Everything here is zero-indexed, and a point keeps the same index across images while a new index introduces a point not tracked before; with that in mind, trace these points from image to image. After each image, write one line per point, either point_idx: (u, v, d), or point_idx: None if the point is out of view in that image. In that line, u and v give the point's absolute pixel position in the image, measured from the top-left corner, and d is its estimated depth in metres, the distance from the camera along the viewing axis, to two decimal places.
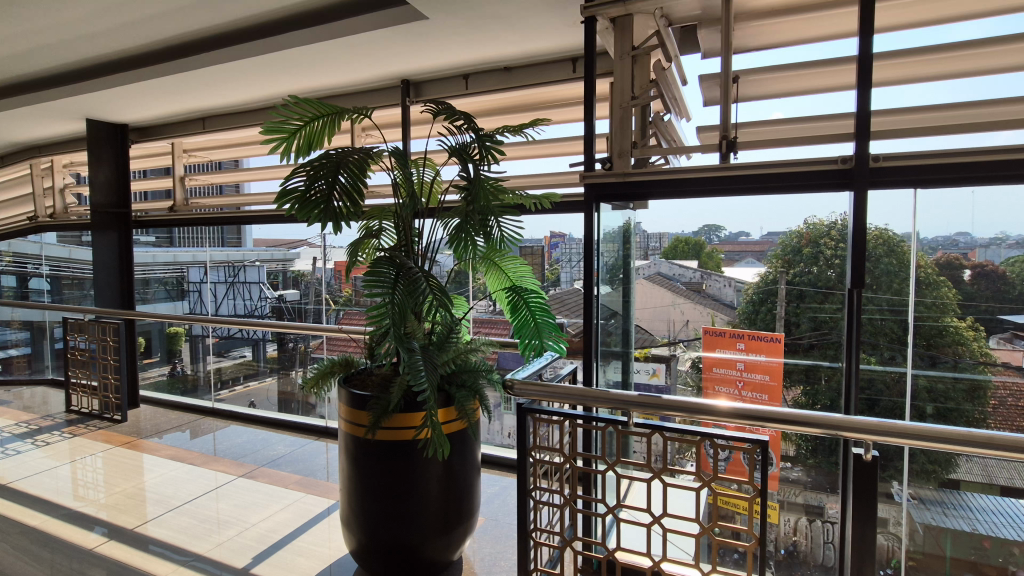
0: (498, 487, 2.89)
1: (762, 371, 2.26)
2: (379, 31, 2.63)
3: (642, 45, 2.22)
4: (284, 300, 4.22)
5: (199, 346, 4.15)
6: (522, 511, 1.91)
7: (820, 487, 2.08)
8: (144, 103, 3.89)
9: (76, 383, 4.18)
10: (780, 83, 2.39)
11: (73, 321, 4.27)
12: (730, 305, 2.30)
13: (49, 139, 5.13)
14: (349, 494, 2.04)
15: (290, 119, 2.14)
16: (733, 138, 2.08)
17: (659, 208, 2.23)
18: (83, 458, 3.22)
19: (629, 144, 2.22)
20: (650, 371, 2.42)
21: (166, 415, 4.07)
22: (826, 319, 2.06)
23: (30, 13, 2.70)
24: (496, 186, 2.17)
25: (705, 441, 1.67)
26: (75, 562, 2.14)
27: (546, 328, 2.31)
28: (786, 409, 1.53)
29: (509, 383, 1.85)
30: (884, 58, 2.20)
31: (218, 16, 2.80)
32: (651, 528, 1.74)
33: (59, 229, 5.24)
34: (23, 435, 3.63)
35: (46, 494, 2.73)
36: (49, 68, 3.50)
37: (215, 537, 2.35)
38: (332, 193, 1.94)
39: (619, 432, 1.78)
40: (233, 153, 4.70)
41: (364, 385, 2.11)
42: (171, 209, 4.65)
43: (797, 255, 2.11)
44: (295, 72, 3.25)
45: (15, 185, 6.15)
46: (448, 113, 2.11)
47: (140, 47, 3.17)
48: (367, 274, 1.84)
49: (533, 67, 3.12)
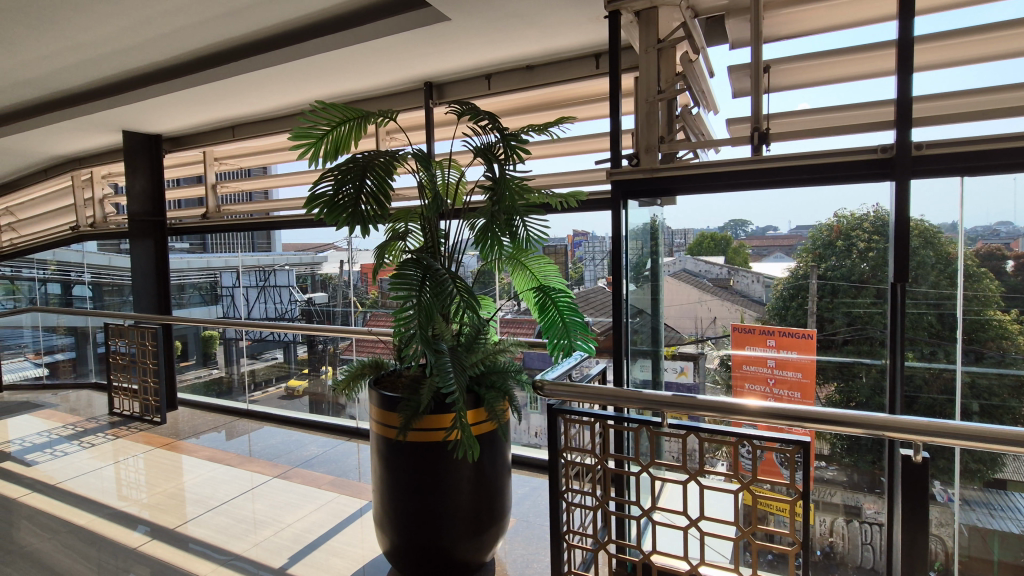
0: (529, 487, 2.88)
1: (795, 369, 2.21)
2: (402, 34, 2.64)
3: (668, 38, 2.19)
4: (313, 303, 4.34)
5: (233, 348, 4.37)
6: (555, 513, 1.88)
7: (858, 487, 2.01)
8: (176, 113, 4.01)
9: (118, 386, 4.32)
10: (813, 71, 2.29)
11: (114, 326, 4.43)
12: (758, 301, 2.24)
13: (89, 152, 5.31)
14: (381, 494, 2.06)
15: (317, 124, 2.17)
16: (765, 129, 2.02)
17: (688, 203, 2.22)
18: (126, 459, 3.33)
19: (656, 139, 2.18)
20: (678, 369, 2.40)
21: (203, 417, 4.18)
22: (861, 315, 2.01)
23: (68, 31, 2.80)
24: (521, 185, 2.12)
25: (741, 442, 1.62)
26: (120, 560, 2.22)
27: (575, 327, 2.26)
28: (819, 409, 1.47)
29: (539, 384, 1.83)
30: (924, 41, 2.10)
31: (246, 26, 2.86)
32: (688, 531, 1.69)
33: (100, 237, 5.54)
34: (71, 437, 3.76)
35: (92, 494, 2.83)
36: (89, 83, 3.64)
37: (252, 537, 2.40)
38: (359, 196, 1.96)
39: (652, 433, 1.73)
40: (261, 160, 4.82)
41: (394, 386, 2.13)
42: (204, 216, 4.71)
43: (829, 249, 2.07)
44: (320, 78, 3.30)
45: (59, 197, 6.42)
46: (472, 113, 2.10)
47: (172, 58, 3.26)
48: (394, 276, 1.85)
49: (556, 65, 3.09)
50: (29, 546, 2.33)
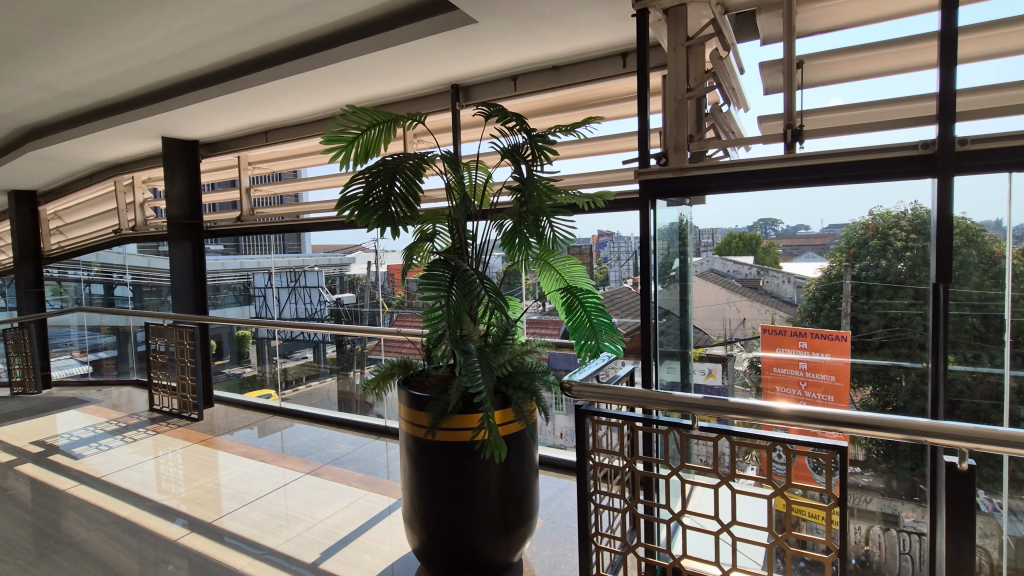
0: (556, 489, 2.87)
1: (828, 371, 2.13)
2: (428, 37, 2.67)
3: (697, 35, 2.16)
4: (341, 304, 4.41)
5: (266, 348, 4.38)
6: (583, 515, 1.87)
7: (895, 494, 1.95)
8: (211, 119, 4.13)
9: (157, 384, 4.48)
10: (850, 65, 2.22)
11: (153, 326, 4.60)
12: (790, 302, 2.17)
13: (131, 158, 5.52)
14: (410, 492, 2.08)
15: (348, 128, 2.21)
16: (799, 126, 1.97)
17: (717, 202, 2.18)
18: (165, 454, 3.45)
19: (685, 138, 2.16)
20: (706, 371, 2.37)
21: (237, 414, 4.31)
22: (897, 316, 1.96)
23: (112, 42, 2.93)
24: (549, 186, 2.13)
25: (775, 446, 1.57)
26: (161, 551, 2.30)
27: (603, 328, 2.24)
28: (856, 412, 1.42)
29: (567, 384, 1.82)
30: (976, 30, 1.99)
31: (278, 33, 2.94)
32: (719, 537, 1.65)
33: (141, 240, 5.76)
34: (114, 432, 3.92)
35: (134, 487, 2.94)
36: (130, 92, 3.79)
37: (286, 532, 2.45)
38: (389, 200, 1.99)
39: (682, 436, 1.69)
40: (292, 163, 4.89)
41: (422, 386, 2.15)
42: (239, 219, 4.89)
43: (864, 248, 2.02)
44: (349, 83, 3.36)
45: (103, 201, 6.71)
46: (500, 115, 2.10)
47: (208, 66, 3.37)
48: (423, 276, 1.87)
49: (582, 64, 3.08)
50: (77, 535, 2.44)
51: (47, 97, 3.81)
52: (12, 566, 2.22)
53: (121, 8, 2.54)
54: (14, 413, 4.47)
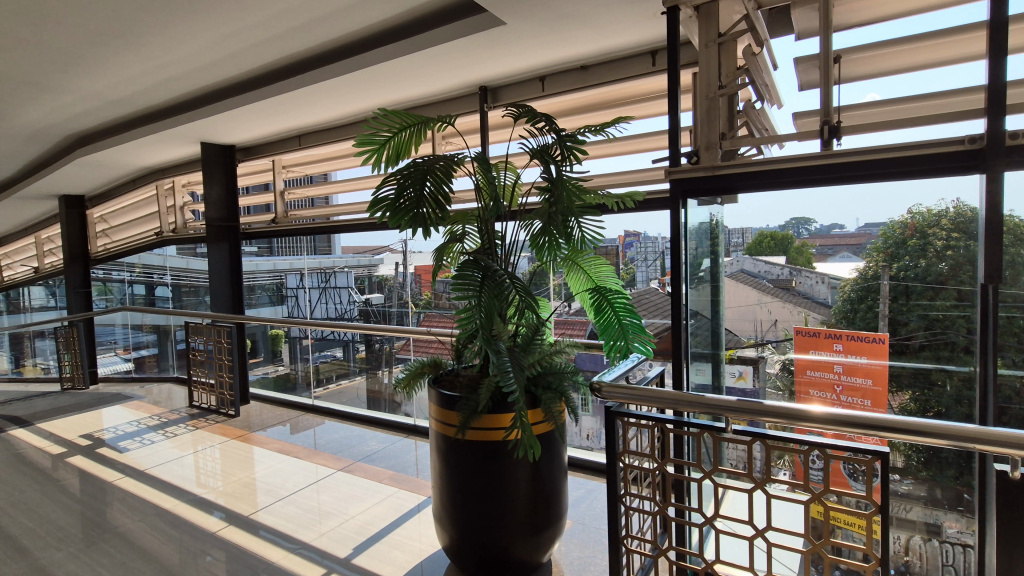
0: (584, 490, 2.86)
1: (864, 375, 2.06)
2: (458, 40, 2.70)
3: (729, 32, 2.13)
4: (370, 304, 4.48)
5: (298, 346, 4.38)
6: (613, 517, 1.84)
7: (938, 503, 1.88)
8: (246, 124, 4.26)
9: (196, 381, 4.63)
10: (892, 58, 2.14)
11: (192, 325, 4.77)
12: (824, 304, 2.11)
13: (172, 163, 5.73)
14: (441, 491, 2.10)
15: (380, 131, 2.24)
16: (836, 123, 1.90)
17: (750, 201, 2.14)
18: (204, 449, 3.56)
19: (717, 136, 2.12)
20: (736, 373, 2.34)
21: (271, 411, 4.42)
22: (939, 317, 1.90)
23: (156, 52, 3.05)
24: (578, 186, 2.12)
25: (812, 451, 1.52)
26: (201, 543, 2.38)
27: (633, 328, 2.22)
28: (897, 416, 1.36)
29: (596, 386, 1.81)
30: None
31: (312, 39, 3.01)
32: (753, 543, 1.60)
33: (179, 241, 5.97)
34: (156, 427, 4.07)
35: (175, 480, 3.05)
36: (171, 99, 3.94)
37: (319, 527, 2.50)
38: (420, 201, 2.02)
39: (715, 439, 1.65)
40: (323, 166, 5.02)
41: (452, 386, 2.17)
42: (273, 221, 5.07)
43: (901, 248, 1.95)
44: (380, 87, 3.42)
45: (144, 205, 6.99)
46: (529, 115, 2.09)
47: (245, 72, 3.48)
48: (456, 277, 1.89)
49: (611, 63, 3.06)
50: (122, 526, 2.55)
51: (94, 106, 3.99)
52: (63, 554, 2.33)
53: (163, 18, 2.64)
54: (64, 408, 4.70)
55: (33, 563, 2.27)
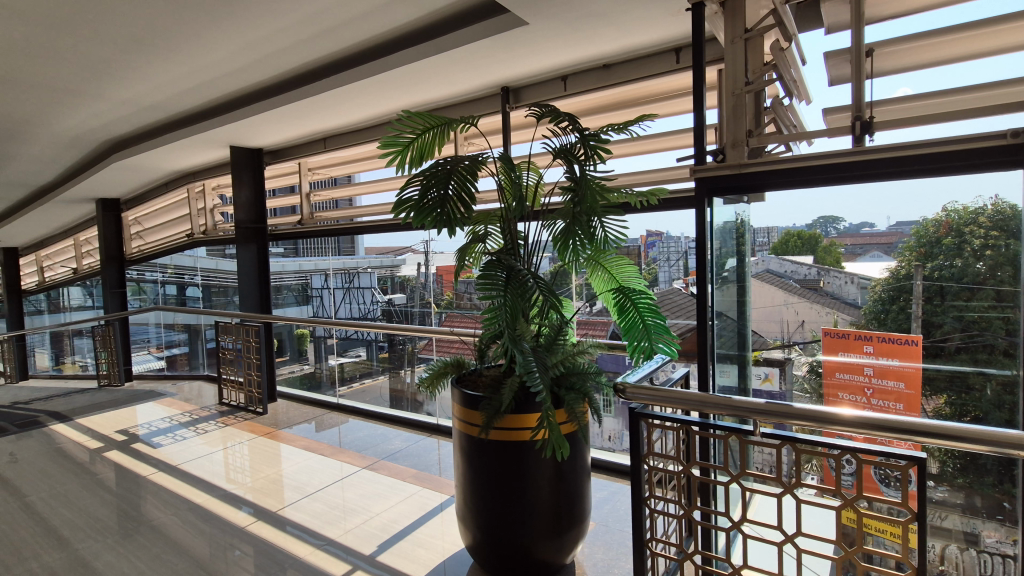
0: (608, 492, 2.84)
1: (897, 378, 1.98)
2: (481, 41, 2.71)
3: (756, 26, 2.09)
4: (393, 304, 4.55)
5: (323, 346, 4.52)
6: (637, 519, 1.82)
7: (975, 511, 1.81)
8: (273, 128, 4.35)
9: (226, 379, 4.74)
10: (930, 50, 2.06)
11: (222, 324, 4.90)
12: (854, 304, 2.07)
13: (202, 167, 5.90)
14: (464, 490, 2.11)
15: (403, 132, 2.26)
16: (868, 118, 1.85)
17: (778, 199, 2.09)
18: (233, 445, 3.64)
19: (743, 133, 2.09)
20: (762, 375, 2.31)
21: (298, 408, 4.52)
22: (975, 319, 1.81)
23: (188, 58, 3.15)
24: (602, 185, 2.11)
25: (845, 455, 1.47)
26: (231, 537, 2.44)
27: (657, 329, 2.19)
28: (927, 419, 1.31)
29: (619, 387, 1.79)
30: None
31: (337, 43, 3.07)
32: (782, 549, 1.54)
33: (209, 243, 6.14)
34: (187, 423, 4.19)
35: (205, 476, 3.13)
36: (202, 103, 4.05)
37: (344, 524, 2.54)
38: (444, 201, 2.03)
39: (742, 442, 1.61)
40: (347, 168, 5.10)
41: (476, 386, 2.17)
42: (299, 222, 5.13)
43: (935, 247, 1.89)
44: (403, 89, 3.46)
45: (176, 208, 7.22)
46: (552, 115, 2.09)
47: (272, 77, 3.55)
48: (481, 277, 1.89)
49: (634, 61, 3.03)
50: (156, 519, 2.62)
51: (129, 112, 4.13)
52: (101, 544, 2.41)
53: (196, 25, 2.72)
54: (101, 403, 4.87)
55: (74, 553, 2.35)
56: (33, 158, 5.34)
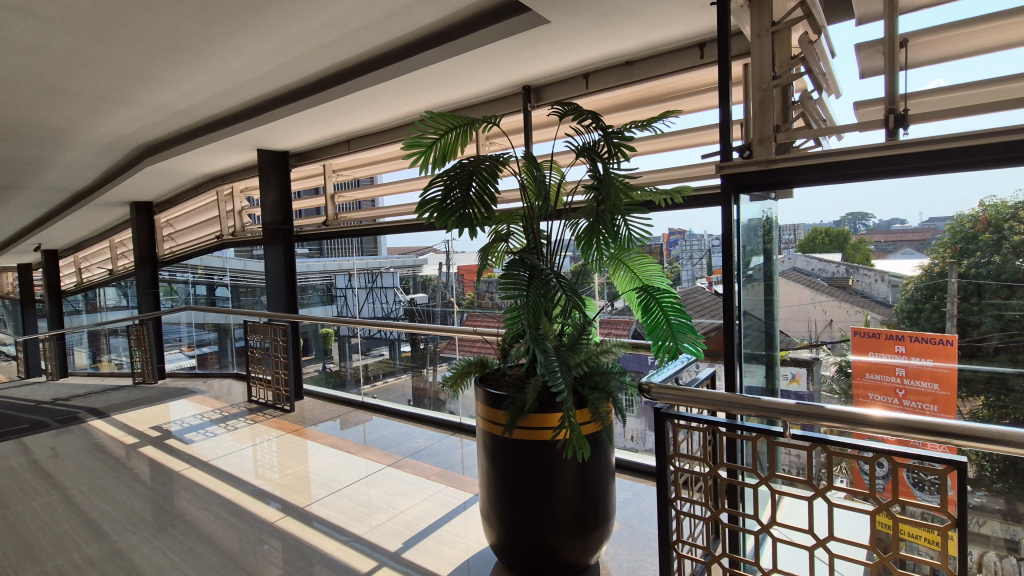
0: (633, 492, 2.81)
1: (930, 379, 1.91)
2: (502, 41, 2.71)
3: (783, 20, 2.05)
4: (415, 304, 4.62)
5: (346, 345, 4.51)
6: (663, 521, 1.80)
7: (1016, 517, 1.75)
8: (298, 131, 4.43)
9: (254, 377, 4.84)
10: (973, 37, 1.98)
11: (251, 324, 5.01)
12: (884, 302, 2.01)
13: (230, 170, 6.04)
14: (488, 489, 2.12)
15: (426, 133, 2.28)
16: (902, 111, 1.80)
17: (806, 196, 2.05)
18: (262, 442, 3.72)
19: (771, 129, 2.07)
20: (789, 376, 2.27)
21: (323, 406, 4.59)
22: (1016, 318, 1.75)
23: (217, 63, 3.23)
24: (626, 184, 2.11)
25: (879, 458, 1.42)
26: (261, 532, 2.50)
27: (681, 328, 2.12)
28: (960, 421, 1.26)
29: (644, 387, 1.77)
30: None
31: (361, 45, 3.11)
32: (814, 554, 1.50)
33: (237, 244, 6.29)
34: (218, 420, 4.29)
35: (235, 472, 3.20)
36: (230, 108, 4.14)
37: (370, 521, 2.57)
38: (467, 201, 2.04)
39: (770, 443, 1.58)
40: (370, 170, 5.17)
41: (499, 385, 2.17)
42: (324, 224, 5.22)
43: (972, 243, 1.82)
44: (425, 90, 3.49)
45: (205, 210, 7.40)
46: (575, 113, 2.08)
47: (297, 80, 3.62)
48: (503, 277, 1.89)
49: (656, 58, 3.00)
50: (189, 513, 2.69)
51: (161, 117, 4.25)
52: (137, 538, 2.48)
53: (225, 31, 2.78)
54: (136, 401, 5.02)
55: (112, 545, 2.43)
56: (71, 163, 5.53)
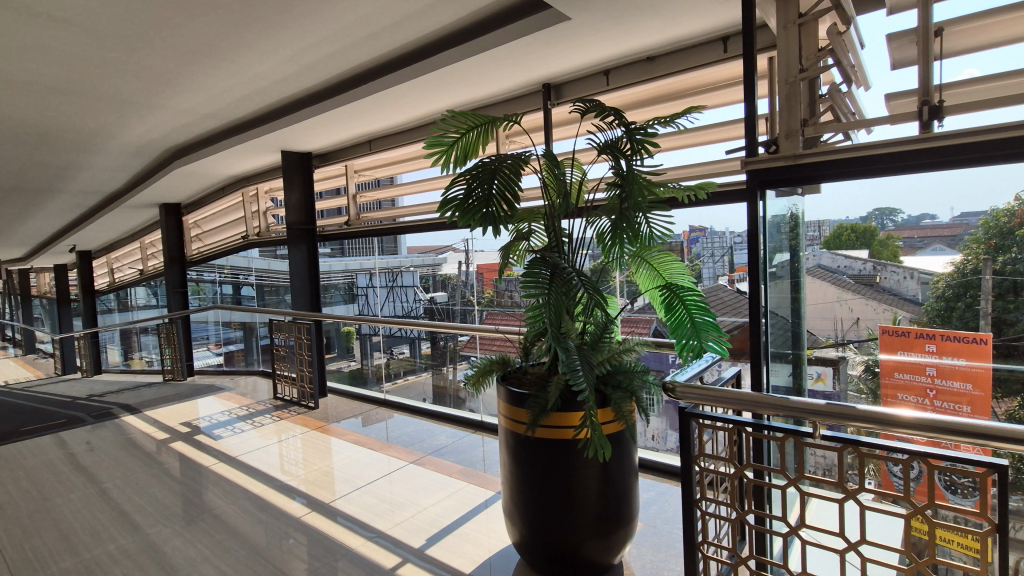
0: (656, 492, 2.79)
1: (964, 379, 1.85)
2: (522, 39, 2.71)
3: (811, 11, 2.00)
4: (435, 302, 4.67)
5: (367, 344, 4.64)
6: (689, 521, 1.78)
7: None
8: (320, 132, 4.49)
9: (279, 374, 4.93)
10: (1011, 26, 1.92)
11: (276, 322, 5.11)
12: (915, 300, 1.94)
13: (254, 171, 6.15)
14: (510, 487, 2.12)
15: (448, 132, 2.29)
16: (937, 103, 1.75)
17: (833, 191, 2.01)
18: (287, 438, 3.79)
19: (798, 123, 2.02)
20: (814, 376, 2.22)
21: (346, 403, 4.66)
22: None
23: (243, 66, 3.29)
24: (649, 181, 2.06)
25: (912, 461, 1.39)
26: (288, 526, 2.54)
27: (706, 327, 2.08)
28: (996, 423, 1.21)
29: (668, 386, 1.76)
30: None
31: (382, 46, 3.14)
32: (845, 557, 1.47)
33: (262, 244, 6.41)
34: (244, 417, 4.38)
35: (262, 467, 3.27)
36: (254, 110, 4.22)
37: (393, 517, 2.60)
38: (489, 199, 2.04)
39: (799, 444, 1.55)
40: (391, 169, 5.22)
41: (521, 384, 2.17)
42: (346, 224, 5.31)
43: (1007, 239, 1.75)
44: (445, 89, 3.51)
45: (230, 211, 7.56)
46: (598, 111, 2.08)
47: (319, 81, 3.67)
48: (525, 276, 1.89)
49: (678, 53, 2.97)
50: (218, 507, 2.76)
51: (189, 120, 4.35)
52: (169, 530, 2.55)
53: (251, 34, 2.84)
54: (166, 397, 5.15)
55: (145, 537, 2.50)
56: (103, 167, 5.71)
